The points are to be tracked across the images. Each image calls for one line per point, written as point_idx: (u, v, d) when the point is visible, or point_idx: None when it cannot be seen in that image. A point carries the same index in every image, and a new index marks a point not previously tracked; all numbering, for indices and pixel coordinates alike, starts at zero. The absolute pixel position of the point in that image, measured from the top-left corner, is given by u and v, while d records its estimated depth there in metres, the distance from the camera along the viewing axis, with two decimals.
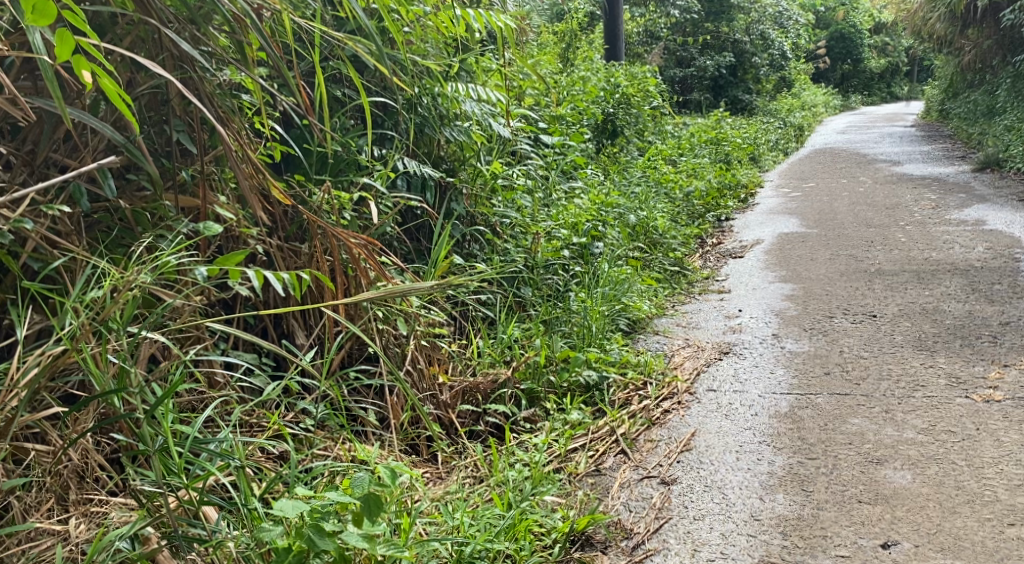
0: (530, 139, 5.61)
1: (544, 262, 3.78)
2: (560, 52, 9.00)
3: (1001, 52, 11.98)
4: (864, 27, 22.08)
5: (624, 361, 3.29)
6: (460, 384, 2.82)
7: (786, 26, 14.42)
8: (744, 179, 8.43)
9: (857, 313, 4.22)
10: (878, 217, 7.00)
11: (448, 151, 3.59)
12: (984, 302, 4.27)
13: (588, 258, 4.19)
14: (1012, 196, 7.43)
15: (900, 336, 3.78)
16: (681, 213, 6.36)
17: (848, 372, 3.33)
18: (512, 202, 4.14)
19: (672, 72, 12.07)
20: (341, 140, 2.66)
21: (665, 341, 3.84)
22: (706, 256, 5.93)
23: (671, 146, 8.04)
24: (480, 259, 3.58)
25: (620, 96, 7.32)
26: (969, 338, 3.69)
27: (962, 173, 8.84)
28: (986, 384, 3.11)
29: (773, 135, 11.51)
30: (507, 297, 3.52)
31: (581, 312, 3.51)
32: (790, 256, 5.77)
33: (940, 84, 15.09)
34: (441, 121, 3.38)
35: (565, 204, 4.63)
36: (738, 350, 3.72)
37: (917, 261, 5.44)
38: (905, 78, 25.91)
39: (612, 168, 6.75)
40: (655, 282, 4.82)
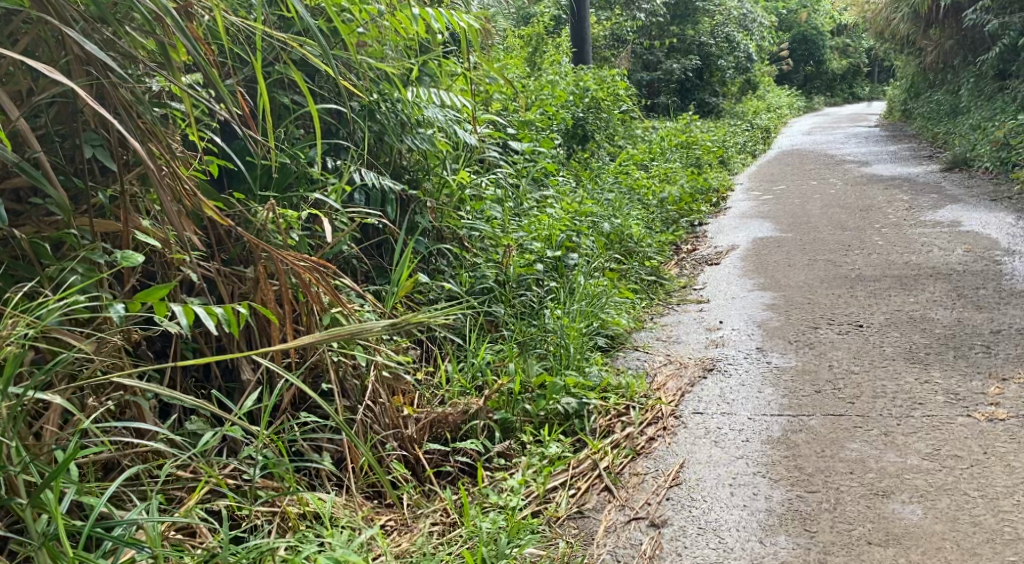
0: (498, 146, 5.37)
1: (516, 277, 3.56)
2: (527, 56, 8.78)
3: (962, 52, 12.00)
4: (826, 28, 22.20)
5: (605, 384, 3.07)
6: (428, 416, 2.59)
7: (751, 28, 14.35)
8: (716, 183, 8.28)
9: (842, 323, 4.05)
10: (852, 219, 6.86)
11: (411, 161, 3.35)
12: (972, 309, 4.12)
13: (562, 271, 3.97)
14: (985, 196, 7.35)
15: (890, 348, 3.61)
16: (655, 220, 6.17)
17: (841, 389, 3.14)
18: (480, 213, 3.92)
19: (640, 75, 11.88)
20: (289, 151, 2.42)
21: (646, 357, 3.64)
22: (682, 263, 5.75)
23: (643, 150, 7.86)
24: (447, 276, 3.35)
25: (590, 100, 7.12)
26: (961, 349, 3.53)
27: (933, 173, 8.77)
28: (986, 400, 2.93)
29: (741, 137, 11.41)
30: (478, 316, 3.28)
31: (557, 330, 3.28)
32: (768, 262, 5.60)
33: (902, 85, 15.15)
34: (402, 129, 3.14)
35: (536, 214, 4.41)
36: (722, 367, 3.52)
37: (898, 265, 5.29)
38: (867, 79, 26.14)
39: (583, 175, 6.54)
40: (632, 294, 4.62)
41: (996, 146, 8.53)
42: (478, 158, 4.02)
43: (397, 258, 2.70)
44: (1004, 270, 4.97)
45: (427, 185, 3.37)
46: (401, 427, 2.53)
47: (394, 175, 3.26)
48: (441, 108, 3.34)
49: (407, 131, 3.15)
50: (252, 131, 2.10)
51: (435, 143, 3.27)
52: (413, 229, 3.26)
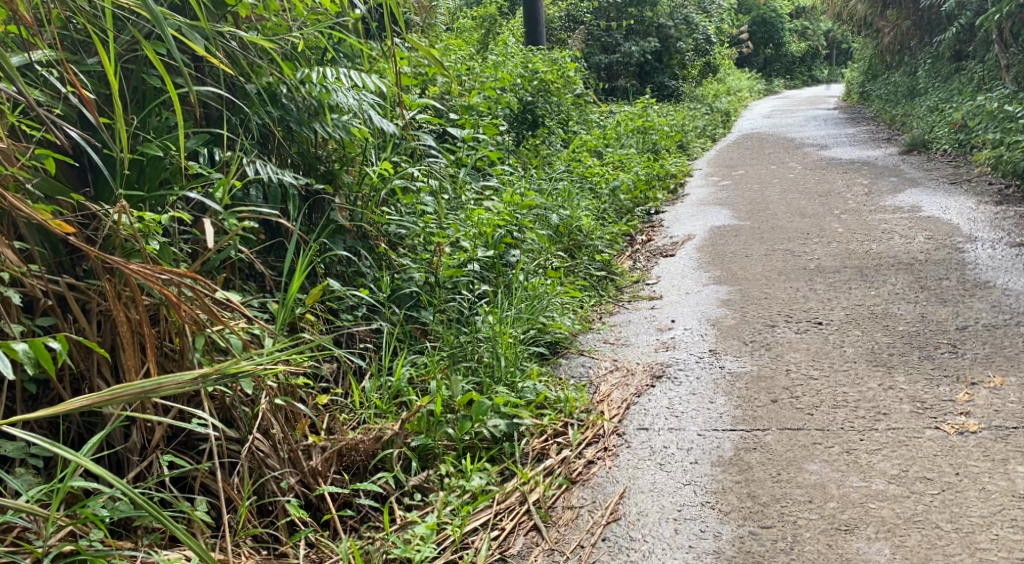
0: (438, 134, 5.05)
1: (448, 279, 3.25)
2: (479, 38, 8.43)
3: (918, 34, 11.90)
4: (784, 11, 22.18)
5: (542, 399, 2.77)
6: (336, 443, 2.28)
7: (709, 11, 14.14)
8: (673, 168, 8.03)
9: (800, 320, 3.80)
10: (811, 205, 6.64)
11: (325, 150, 3.02)
12: (936, 303, 3.89)
13: (500, 270, 3.67)
14: (945, 179, 7.18)
15: (851, 350, 3.36)
16: (608, 210, 5.88)
17: (798, 398, 2.87)
18: (410, 208, 3.60)
19: (597, 58, 11.55)
20: (155, 144, 2.09)
21: (591, 364, 3.36)
22: (636, 255, 5.48)
23: (597, 136, 7.57)
24: (368, 279, 3.04)
25: (540, 83, 6.79)
26: (926, 349, 3.29)
27: (892, 156, 8.60)
28: (955, 410, 2.68)
29: (700, 121, 11.19)
30: (400, 322, 2.99)
31: (490, 340, 2.97)
32: (724, 252, 5.35)
33: (860, 67, 15.05)
34: (311, 115, 2.81)
35: (474, 207, 4.09)
36: (672, 373, 3.24)
37: (858, 254, 5.06)
38: (825, 62, 26.16)
39: (533, 163, 6.24)
40: (579, 292, 4.33)
41: (955, 129, 8.38)
42: (410, 147, 3.71)
43: (294, 264, 2.39)
44: (966, 259, 4.76)
45: (343, 179, 3.04)
46: (303, 459, 2.23)
47: (307, 168, 2.93)
48: (358, 90, 2.99)
49: (316, 117, 2.82)
50: (86, 121, 1.78)
51: (352, 133, 2.92)
52: (324, 229, 2.94)
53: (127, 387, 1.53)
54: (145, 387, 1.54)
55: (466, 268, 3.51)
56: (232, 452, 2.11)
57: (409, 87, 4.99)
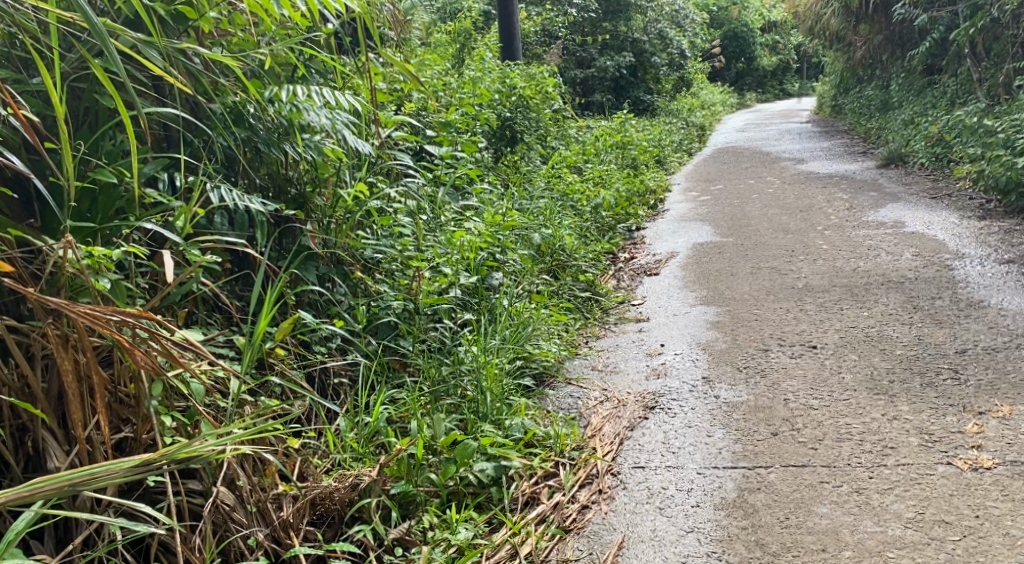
0: (414, 151, 4.88)
1: (428, 307, 3.09)
2: (453, 53, 8.27)
3: (890, 48, 11.97)
4: (755, 26, 22.34)
5: (531, 436, 2.61)
6: (308, 492, 2.11)
7: (683, 25, 14.13)
8: (653, 184, 7.92)
9: (794, 344, 3.66)
10: (793, 221, 6.55)
11: (296, 171, 2.85)
12: (931, 324, 3.78)
13: (482, 295, 3.50)
14: (925, 193, 7.13)
15: (850, 376, 3.22)
16: (590, 227, 5.73)
17: (799, 431, 2.73)
18: (387, 230, 3.42)
19: (573, 73, 11.40)
20: (108, 169, 1.91)
21: (579, 395, 3.21)
22: (619, 274, 5.34)
23: (576, 151, 7.43)
24: (344, 308, 2.87)
25: (518, 99, 6.62)
26: (927, 376, 3.16)
27: (870, 170, 8.55)
28: (966, 443, 2.55)
29: (677, 136, 11.11)
30: (377, 354, 2.82)
31: (473, 372, 2.80)
32: (709, 270, 5.23)
33: (831, 81, 15.14)
34: (281, 135, 2.65)
35: (453, 228, 3.91)
36: (666, 404, 3.09)
37: (846, 272, 4.96)
38: (796, 75, 26.36)
39: (511, 180, 6.07)
40: (564, 314, 4.17)
41: (931, 143, 8.36)
42: (387, 166, 3.54)
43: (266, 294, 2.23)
44: (956, 277, 4.67)
45: (316, 202, 2.87)
46: (272, 511, 2.04)
47: (276, 190, 2.77)
48: (332, 109, 2.83)
49: (286, 137, 2.67)
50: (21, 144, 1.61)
51: (326, 153, 2.77)
52: (296, 255, 2.78)
53: (52, 480, 1.47)
54: (71, 480, 1.49)
55: (448, 294, 3.34)
56: (194, 507, 1.92)
57: (384, 104, 4.81)
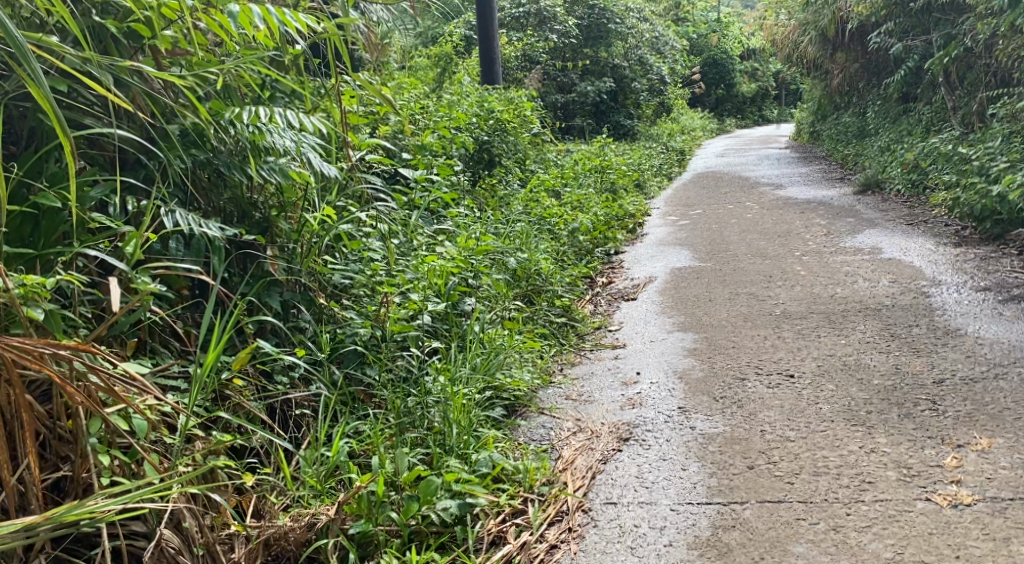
0: (389, 174, 4.81)
1: (396, 335, 3.01)
2: (432, 77, 8.21)
3: (866, 76, 12.11)
4: (734, 53, 22.59)
5: (500, 470, 2.52)
6: (262, 532, 2.04)
7: (662, 51, 14.20)
8: (632, 208, 7.88)
9: (771, 373, 3.60)
10: (771, 246, 6.53)
11: (260, 195, 2.79)
12: (909, 353, 3.73)
13: (453, 321, 3.42)
14: (902, 219, 7.14)
15: (827, 407, 3.16)
16: (567, 252, 5.66)
17: (776, 465, 2.67)
18: (355, 255, 3.34)
19: (554, 97, 11.36)
20: (51, 196, 1.85)
21: (552, 426, 3.13)
22: (597, 299, 5.27)
23: (555, 175, 7.38)
24: (308, 337, 2.80)
25: (495, 122, 6.55)
26: (905, 407, 3.10)
27: (847, 196, 8.58)
28: (945, 478, 2.49)
29: (656, 160, 11.11)
30: (340, 385, 2.73)
31: (439, 402, 2.71)
32: (687, 296, 5.17)
33: (809, 107, 15.29)
34: (242, 158, 2.59)
35: (426, 252, 3.82)
36: (641, 436, 3.01)
37: (823, 299, 4.92)
38: (774, 101, 26.66)
39: (488, 204, 6.00)
40: (538, 341, 4.09)
41: (907, 169, 8.40)
42: (357, 190, 3.47)
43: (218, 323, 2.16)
44: (934, 304, 4.64)
45: (280, 226, 2.81)
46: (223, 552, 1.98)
47: (240, 215, 2.71)
48: (297, 131, 2.79)
49: (248, 160, 2.62)
50: None
51: (290, 176, 2.72)
52: (259, 282, 2.70)
53: None
54: None
55: (417, 320, 3.26)
56: (135, 550, 1.82)
57: (358, 126, 4.75)
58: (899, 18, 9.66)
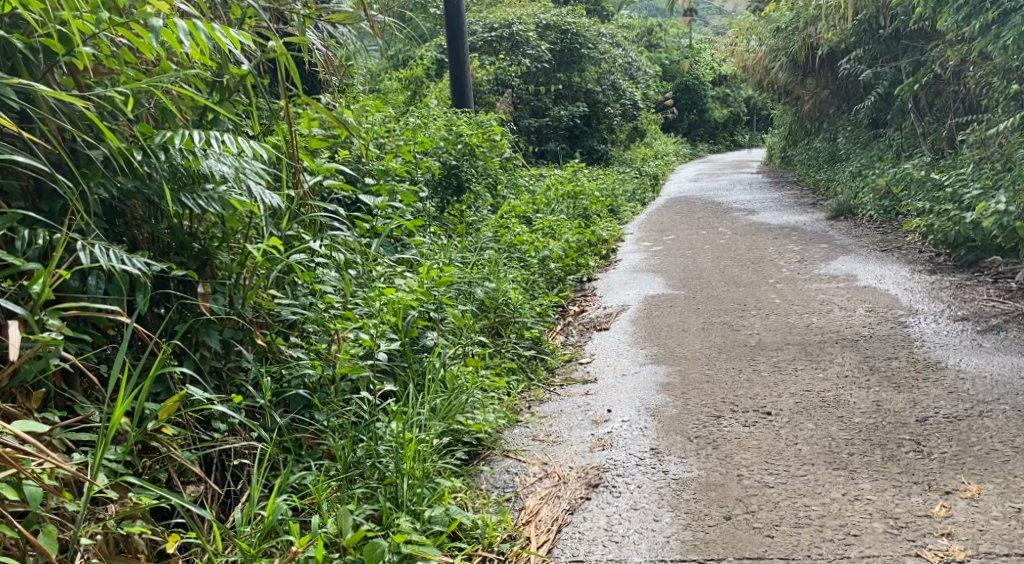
0: (351, 200, 4.62)
1: (346, 377, 2.83)
2: (402, 101, 8.03)
3: (836, 102, 12.17)
4: (707, 79, 22.70)
5: (456, 526, 2.43)
6: None
7: (635, 76, 14.17)
8: (605, 234, 7.74)
9: (747, 411, 3.42)
10: (745, 273, 6.42)
11: (200, 226, 2.64)
12: (890, 389, 3.57)
13: (411, 359, 3.24)
14: (875, 245, 7.08)
15: (807, 448, 3.00)
16: (537, 280, 5.48)
17: (754, 515, 2.54)
18: (307, 288, 3.17)
19: (527, 122, 11.24)
20: None
21: (517, 471, 2.97)
22: (568, 329, 5.10)
23: (526, 201, 7.22)
24: (249, 382, 2.65)
25: (464, 147, 6.36)
26: (888, 448, 2.94)
27: (820, 221, 8.52)
28: (936, 529, 2.40)
29: (629, 185, 11.00)
30: (282, 434, 2.60)
31: (390, 451, 2.57)
32: (660, 325, 5.01)
33: (781, 132, 15.33)
34: (172, 183, 2.46)
35: (383, 284, 3.63)
36: (609, 482, 2.84)
37: (799, 329, 4.78)
38: (747, 126, 26.80)
39: (457, 231, 5.81)
40: (505, 377, 3.89)
41: (879, 195, 8.35)
42: (310, 218, 3.30)
43: (132, 374, 2.01)
44: (912, 334, 4.52)
45: (220, 258, 2.66)
46: None
47: (179, 247, 2.57)
48: (237, 157, 2.65)
49: (182, 187, 2.47)
50: None
51: (229, 204, 2.57)
52: (199, 322, 2.56)
53: None
54: None
55: (372, 357, 3.07)
56: None
57: (318, 151, 4.57)
58: (868, 45, 9.66)
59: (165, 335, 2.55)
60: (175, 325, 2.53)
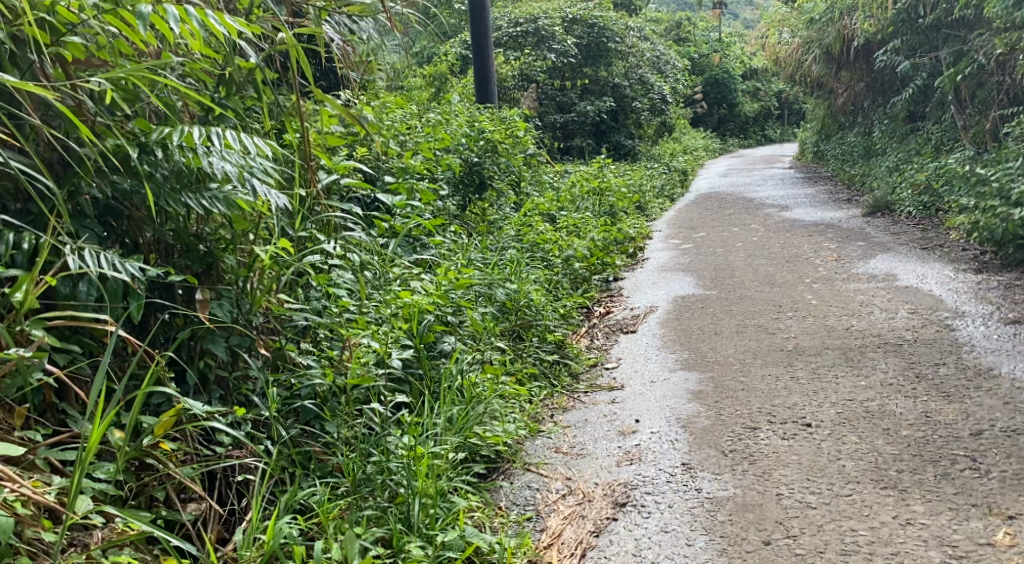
0: (368, 200, 4.47)
1: (358, 387, 2.66)
2: (423, 97, 7.86)
3: (871, 95, 11.81)
4: (736, 72, 22.33)
5: (473, 551, 2.26)
6: None
7: (664, 71, 13.89)
8: (632, 232, 7.52)
9: (785, 422, 3.21)
10: (779, 272, 6.18)
11: (206, 227, 2.50)
12: (939, 398, 3.35)
13: (427, 366, 3.08)
14: (915, 243, 6.80)
15: (851, 464, 2.78)
16: (561, 280, 5.30)
17: (796, 540, 2.36)
18: (319, 291, 3.02)
19: (552, 117, 11.04)
20: None
21: (538, 486, 2.81)
22: (594, 331, 4.92)
23: (550, 199, 7.02)
24: (256, 390, 2.50)
25: (485, 143, 6.17)
26: (941, 465, 2.73)
27: (856, 217, 8.23)
28: (1001, 560, 2.24)
29: (657, 181, 10.76)
30: (288, 448, 2.44)
31: (402, 468, 2.40)
32: (690, 328, 4.80)
33: (813, 126, 14.97)
34: (174, 182, 2.30)
35: (399, 287, 3.47)
36: (637, 502, 2.65)
37: (838, 331, 4.55)
38: (778, 121, 26.34)
39: (478, 231, 5.64)
40: (526, 384, 3.72)
41: (918, 190, 8.05)
42: (322, 218, 3.15)
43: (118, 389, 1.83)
44: (959, 337, 4.27)
45: (227, 262, 2.51)
46: None
47: (183, 249, 2.43)
48: (242, 155, 2.50)
49: (185, 188, 2.32)
50: None
51: (235, 205, 2.42)
52: (203, 329, 2.41)
53: None
54: None
55: (386, 364, 2.91)
56: None
57: (335, 149, 4.41)
58: (906, 36, 9.33)
59: (166, 341, 2.41)
60: (176, 332, 2.39)
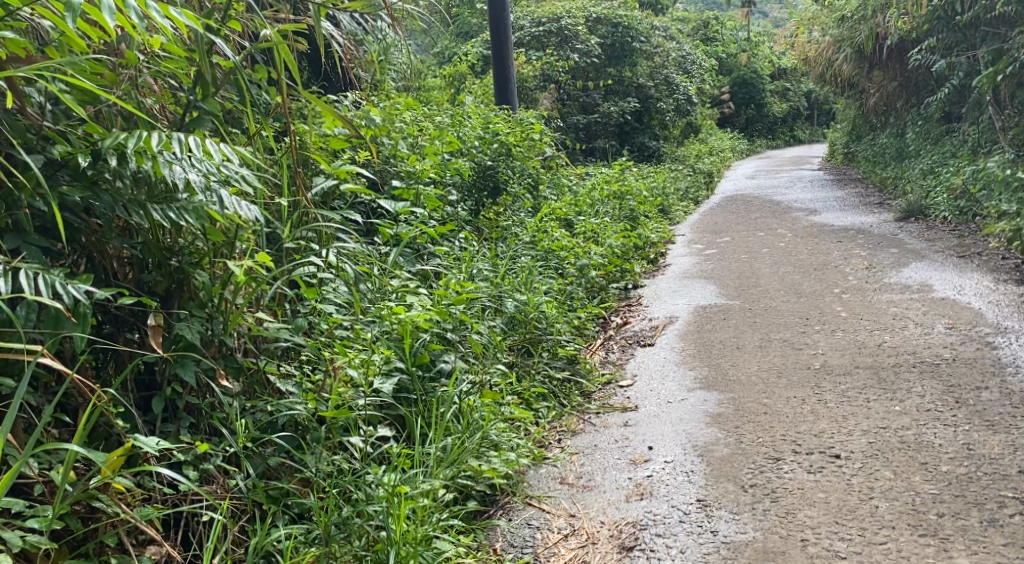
0: (371, 206, 4.25)
1: (339, 418, 2.50)
2: (441, 97, 7.63)
3: (905, 95, 11.40)
4: (765, 72, 21.88)
5: None
6: None
7: (690, 70, 13.56)
8: (653, 237, 7.25)
9: (812, 452, 2.94)
10: (807, 280, 5.89)
11: (180, 242, 2.30)
12: (982, 428, 3.06)
13: (421, 390, 2.87)
14: (952, 250, 6.46)
15: (885, 505, 2.51)
16: (576, 290, 5.05)
17: None
18: (306, 309, 2.82)
19: (575, 118, 10.77)
20: None
21: (538, 524, 2.58)
22: (609, 344, 4.67)
23: (568, 203, 6.77)
24: (227, 420, 2.30)
25: (500, 146, 5.94)
26: (987, 509, 2.46)
27: (888, 222, 7.89)
28: None
29: (681, 183, 10.46)
30: (259, 484, 2.23)
31: (382, 512, 2.19)
32: (711, 341, 4.54)
33: (845, 126, 14.55)
34: (137, 192, 2.10)
35: (397, 301, 3.25)
36: (646, 547, 2.41)
37: (869, 348, 4.26)
38: (808, 121, 25.80)
39: (491, 237, 5.41)
40: (534, 405, 3.48)
41: (955, 195, 7.70)
42: (312, 229, 2.96)
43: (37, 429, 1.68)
44: (1002, 357, 3.97)
45: (198, 278, 2.28)
46: None
47: (155, 263, 2.23)
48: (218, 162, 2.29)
49: (152, 199, 2.12)
50: None
51: (207, 217, 2.21)
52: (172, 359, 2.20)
53: None
54: None
55: (375, 389, 2.70)
56: None
57: (336, 153, 4.20)
58: (942, 34, 8.96)
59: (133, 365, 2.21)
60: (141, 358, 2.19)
